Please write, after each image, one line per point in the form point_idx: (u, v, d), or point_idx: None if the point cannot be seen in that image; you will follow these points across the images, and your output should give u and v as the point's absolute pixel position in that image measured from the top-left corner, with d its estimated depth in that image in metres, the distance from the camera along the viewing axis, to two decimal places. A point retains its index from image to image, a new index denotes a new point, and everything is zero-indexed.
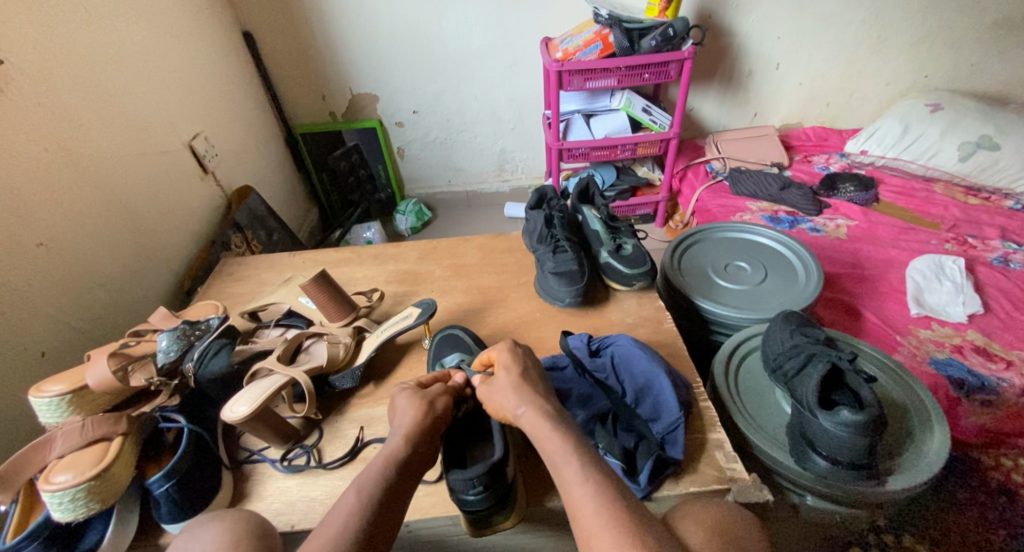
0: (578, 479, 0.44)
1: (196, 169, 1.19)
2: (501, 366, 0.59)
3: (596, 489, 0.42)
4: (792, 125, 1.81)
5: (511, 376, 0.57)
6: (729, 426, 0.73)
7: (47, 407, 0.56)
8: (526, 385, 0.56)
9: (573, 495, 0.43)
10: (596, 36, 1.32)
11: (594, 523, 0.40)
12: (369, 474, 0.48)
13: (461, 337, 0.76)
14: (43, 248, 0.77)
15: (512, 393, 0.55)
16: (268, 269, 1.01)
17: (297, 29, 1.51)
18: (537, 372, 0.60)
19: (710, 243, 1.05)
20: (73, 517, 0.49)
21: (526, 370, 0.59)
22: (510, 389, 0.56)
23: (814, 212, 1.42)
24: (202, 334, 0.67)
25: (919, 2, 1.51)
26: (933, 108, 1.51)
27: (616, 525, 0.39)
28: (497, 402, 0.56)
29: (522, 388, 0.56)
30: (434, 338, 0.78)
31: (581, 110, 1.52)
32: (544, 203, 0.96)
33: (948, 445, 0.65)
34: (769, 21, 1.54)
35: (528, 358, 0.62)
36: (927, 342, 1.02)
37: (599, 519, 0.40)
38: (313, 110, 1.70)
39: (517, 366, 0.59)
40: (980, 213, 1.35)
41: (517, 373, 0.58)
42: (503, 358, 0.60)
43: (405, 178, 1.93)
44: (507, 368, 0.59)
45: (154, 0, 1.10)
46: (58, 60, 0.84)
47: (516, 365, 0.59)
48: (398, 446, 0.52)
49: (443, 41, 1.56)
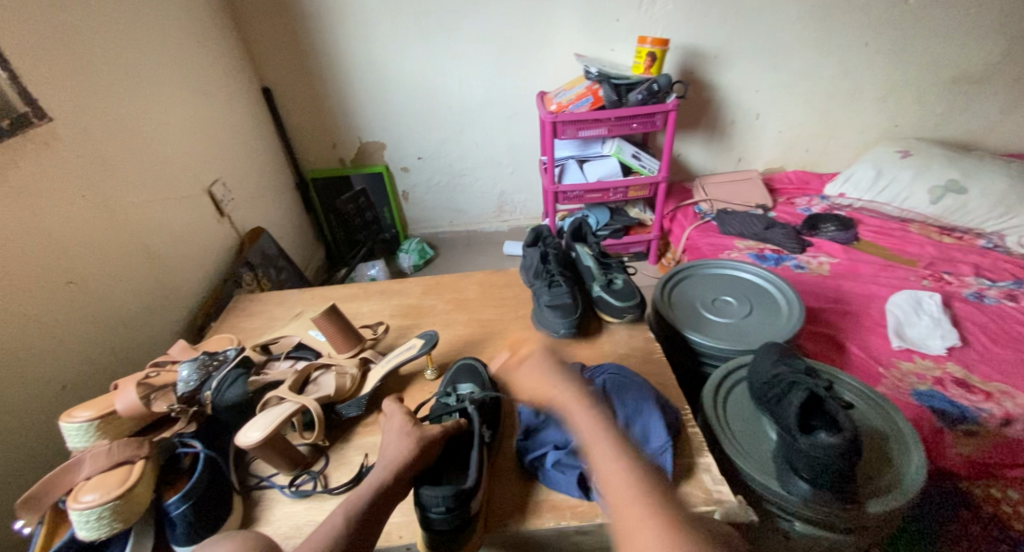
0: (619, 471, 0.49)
1: (214, 212, 1.27)
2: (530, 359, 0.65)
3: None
4: (775, 169, 1.92)
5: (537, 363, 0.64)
6: (717, 453, 0.76)
7: (76, 432, 0.60)
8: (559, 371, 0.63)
9: (608, 472, 0.50)
10: (587, 90, 1.45)
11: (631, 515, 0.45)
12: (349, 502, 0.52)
13: (478, 370, 0.81)
14: (73, 286, 0.82)
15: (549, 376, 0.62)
16: (279, 305, 1.06)
17: (313, 84, 1.64)
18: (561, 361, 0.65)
19: (697, 279, 1.11)
20: (97, 536, 0.52)
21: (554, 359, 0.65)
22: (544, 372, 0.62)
23: (797, 250, 1.50)
24: (219, 364, 0.72)
25: (882, 60, 1.65)
26: (903, 154, 1.62)
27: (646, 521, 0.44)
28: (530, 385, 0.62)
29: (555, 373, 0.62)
30: (451, 369, 0.82)
31: (574, 156, 1.63)
32: (540, 241, 1.03)
33: (925, 468, 0.68)
34: (747, 77, 1.68)
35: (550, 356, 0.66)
36: (909, 374, 1.06)
37: (630, 492, 0.47)
38: (324, 157, 1.81)
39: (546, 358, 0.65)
40: (955, 251, 1.42)
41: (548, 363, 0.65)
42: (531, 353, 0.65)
43: (409, 219, 2.02)
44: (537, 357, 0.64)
45: (184, 62, 1.22)
46: (99, 117, 0.93)
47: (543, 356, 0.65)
48: (385, 474, 0.56)
49: (446, 94, 1.69)
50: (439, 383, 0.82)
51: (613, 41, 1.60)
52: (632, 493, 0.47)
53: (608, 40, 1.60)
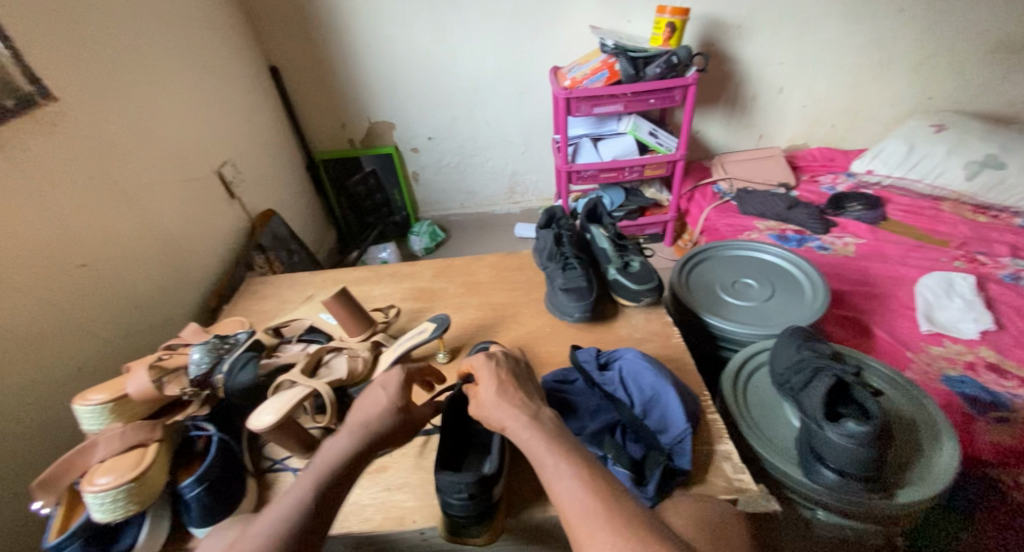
0: (568, 488, 0.45)
1: (224, 195, 1.25)
2: (481, 379, 0.59)
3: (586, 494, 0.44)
4: (798, 146, 1.84)
5: (490, 391, 0.57)
6: (738, 440, 0.74)
7: (89, 414, 0.60)
8: (506, 398, 0.56)
9: (558, 492, 0.46)
10: (603, 64, 1.39)
11: (583, 516, 0.43)
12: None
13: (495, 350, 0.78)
14: (86, 268, 0.82)
15: (495, 410, 0.55)
16: (291, 288, 1.06)
17: (321, 61, 1.60)
18: (519, 379, 0.60)
19: (716, 261, 1.08)
20: (112, 518, 0.52)
21: (509, 383, 0.59)
22: (493, 405, 0.55)
23: (821, 231, 1.44)
24: (230, 348, 0.72)
25: (919, 27, 1.55)
26: (937, 129, 1.53)
27: (630, 525, 0.41)
28: (484, 416, 0.56)
29: (501, 403, 0.55)
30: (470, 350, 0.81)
31: (589, 134, 1.58)
32: (553, 222, 1.00)
33: (958, 458, 0.65)
34: (772, 47, 1.60)
35: (504, 368, 0.61)
36: (939, 359, 1.02)
37: (587, 498, 0.44)
38: (333, 138, 1.79)
39: (497, 378, 0.58)
40: (990, 230, 1.35)
41: (499, 386, 0.57)
42: (482, 373, 0.60)
43: (419, 201, 1.99)
44: (486, 383, 0.58)
45: (190, 40, 1.19)
46: (102, 96, 0.91)
47: (496, 377, 0.59)
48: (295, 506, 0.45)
49: (457, 70, 1.64)
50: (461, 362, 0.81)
51: (629, 12, 1.53)
52: (626, 508, 0.43)
53: (624, 11, 1.53)
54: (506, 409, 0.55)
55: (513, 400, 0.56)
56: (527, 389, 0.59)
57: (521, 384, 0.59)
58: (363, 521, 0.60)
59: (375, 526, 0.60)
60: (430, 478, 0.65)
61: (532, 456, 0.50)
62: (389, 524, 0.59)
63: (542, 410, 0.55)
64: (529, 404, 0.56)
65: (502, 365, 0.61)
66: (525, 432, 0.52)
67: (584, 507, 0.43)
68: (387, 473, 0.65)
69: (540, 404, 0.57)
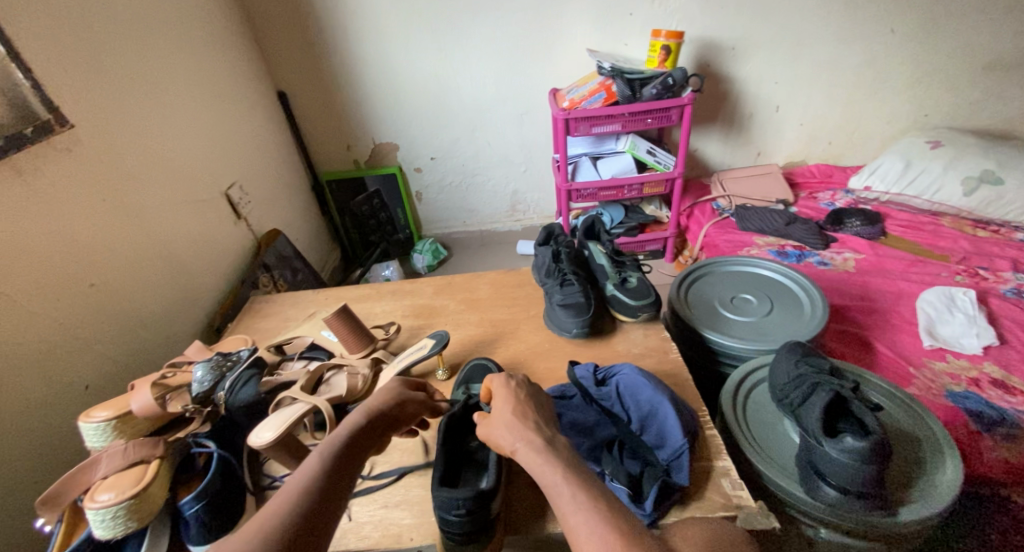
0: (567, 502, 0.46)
1: (231, 215, 1.28)
2: (498, 399, 0.61)
3: (582, 513, 0.44)
4: (796, 163, 1.86)
5: (507, 411, 0.59)
6: (739, 457, 0.74)
7: (94, 431, 0.61)
8: (519, 421, 0.57)
9: (565, 514, 0.46)
10: (600, 86, 1.42)
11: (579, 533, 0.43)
12: (261, 518, 0.39)
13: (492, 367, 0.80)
14: (94, 288, 0.84)
15: (506, 430, 0.56)
16: (293, 306, 1.07)
17: (327, 85, 1.65)
18: (535, 402, 0.62)
19: (715, 277, 1.08)
20: (112, 535, 0.53)
21: (529, 407, 0.60)
22: (506, 426, 0.57)
23: (820, 246, 1.45)
24: (233, 365, 0.74)
25: (911, 46, 1.58)
26: (934, 145, 1.55)
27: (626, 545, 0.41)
28: (493, 436, 0.58)
29: (515, 424, 0.57)
30: (465, 366, 0.82)
31: (588, 153, 1.60)
32: (552, 239, 1.02)
33: (961, 475, 0.64)
34: (766, 67, 1.63)
35: (523, 390, 0.63)
36: (942, 375, 1.02)
37: (583, 517, 0.44)
38: (338, 159, 1.83)
39: (515, 401, 0.60)
40: (991, 245, 1.35)
41: (515, 406, 0.60)
42: (501, 393, 0.62)
43: (422, 219, 2.02)
44: (505, 404, 0.60)
45: (201, 68, 1.24)
46: (116, 122, 0.94)
47: (514, 399, 0.61)
48: (312, 472, 0.46)
49: (458, 93, 1.68)
50: (456, 376, 0.82)
51: (626, 35, 1.57)
52: (622, 524, 0.43)
53: (621, 34, 1.57)
54: (517, 428, 0.56)
55: (527, 422, 0.57)
56: (541, 412, 0.61)
57: (536, 406, 0.61)
58: (361, 538, 0.60)
59: (373, 543, 0.60)
60: (428, 495, 0.65)
61: (542, 480, 0.50)
62: (386, 542, 0.60)
63: (556, 436, 0.56)
64: (543, 428, 0.57)
65: (524, 389, 0.63)
66: (539, 456, 0.52)
67: (579, 517, 0.44)
68: (385, 490, 0.66)
69: (553, 428, 0.58)
